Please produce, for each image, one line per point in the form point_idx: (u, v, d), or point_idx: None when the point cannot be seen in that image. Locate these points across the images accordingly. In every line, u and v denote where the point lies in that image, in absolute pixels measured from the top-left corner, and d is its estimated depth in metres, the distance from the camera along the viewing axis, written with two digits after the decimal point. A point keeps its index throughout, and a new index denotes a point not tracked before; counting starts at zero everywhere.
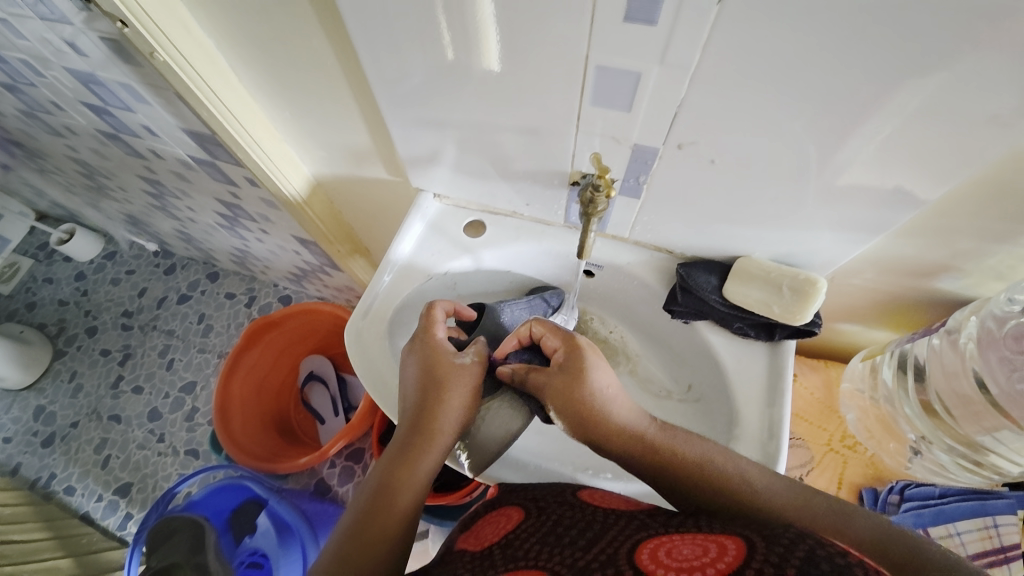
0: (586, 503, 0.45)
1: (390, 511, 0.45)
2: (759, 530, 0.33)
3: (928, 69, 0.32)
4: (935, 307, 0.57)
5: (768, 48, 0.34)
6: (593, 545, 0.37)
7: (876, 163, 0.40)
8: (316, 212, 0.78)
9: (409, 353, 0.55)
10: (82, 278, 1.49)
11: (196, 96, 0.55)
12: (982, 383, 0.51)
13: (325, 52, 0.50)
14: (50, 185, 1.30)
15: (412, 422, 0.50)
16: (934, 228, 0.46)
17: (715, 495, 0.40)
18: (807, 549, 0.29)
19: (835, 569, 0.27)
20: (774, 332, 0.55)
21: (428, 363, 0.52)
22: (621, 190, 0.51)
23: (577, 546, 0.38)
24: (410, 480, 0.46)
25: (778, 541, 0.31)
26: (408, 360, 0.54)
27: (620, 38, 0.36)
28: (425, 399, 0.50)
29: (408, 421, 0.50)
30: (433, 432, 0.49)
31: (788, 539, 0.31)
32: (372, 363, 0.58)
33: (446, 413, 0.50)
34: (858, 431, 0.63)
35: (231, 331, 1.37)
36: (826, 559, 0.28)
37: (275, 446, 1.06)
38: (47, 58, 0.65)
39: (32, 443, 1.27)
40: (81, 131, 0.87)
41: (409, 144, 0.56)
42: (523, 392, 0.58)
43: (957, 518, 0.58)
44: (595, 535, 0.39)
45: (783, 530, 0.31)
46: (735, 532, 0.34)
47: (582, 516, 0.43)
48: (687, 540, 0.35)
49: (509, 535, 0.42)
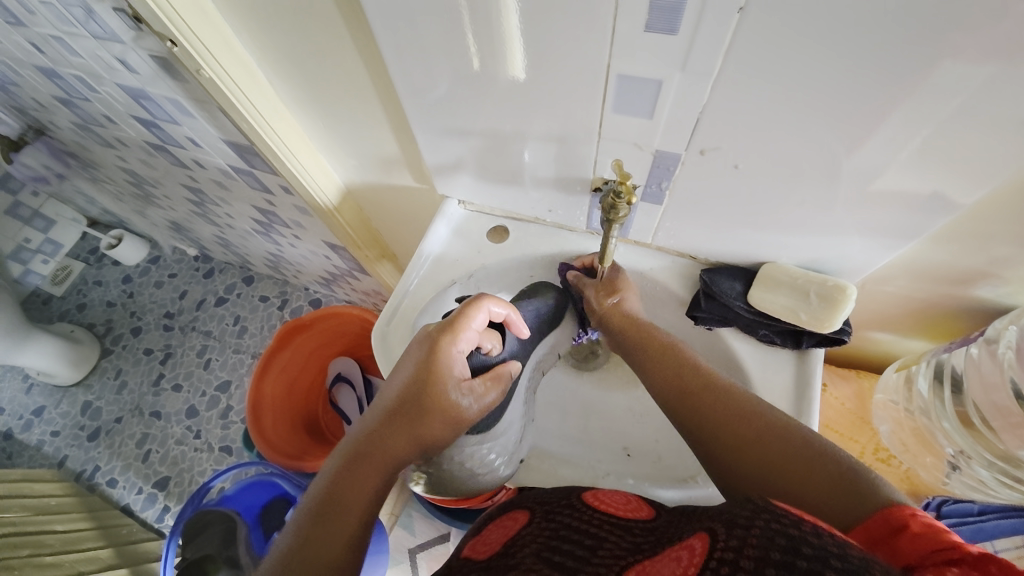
0: (590, 506, 0.46)
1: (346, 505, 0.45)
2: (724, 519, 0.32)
3: (960, 71, 0.32)
4: (974, 316, 0.55)
5: (791, 53, 0.34)
6: (587, 556, 0.38)
7: (905, 169, 0.39)
8: (346, 218, 0.81)
9: (413, 346, 0.53)
10: (129, 281, 1.58)
11: (237, 110, 0.58)
12: (1021, 394, 0.48)
13: (356, 65, 0.52)
14: (102, 194, 1.38)
15: (390, 419, 0.50)
16: (969, 234, 0.45)
17: (730, 447, 0.44)
18: (766, 524, 0.30)
19: (792, 544, 0.28)
20: (801, 339, 0.54)
21: (423, 363, 0.50)
22: (643, 196, 0.52)
23: (577, 558, 0.38)
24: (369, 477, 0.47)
25: (736, 522, 0.31)
26: (410, 355, 0.52)
27: (640, 47, 0.37)
28: (410, 402, 0.50)
29: (386, 416, 0.50)
30: (407, 433, 0.49)
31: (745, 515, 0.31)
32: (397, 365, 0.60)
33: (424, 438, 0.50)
34: (892, 444, 0.61)
35: (264, 333, 1.42)
36: (780, 532, 0.29)
37: (304, 445, 1.09)
38: (102, 75, 0.70)
39: (80, 436, 1.35)
40: (131, 142, 0.93)
41: (435, 152, 0.58)
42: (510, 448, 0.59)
43: (996, 536, 0.57)
44: (594, 545, 0.40)
45: (740, 508, 0.32)
46: (701, 529, 0.34)
47: (583, 521, 0.43)
48: (665, 556, 0.34)
49: (512, 541, 0.43)
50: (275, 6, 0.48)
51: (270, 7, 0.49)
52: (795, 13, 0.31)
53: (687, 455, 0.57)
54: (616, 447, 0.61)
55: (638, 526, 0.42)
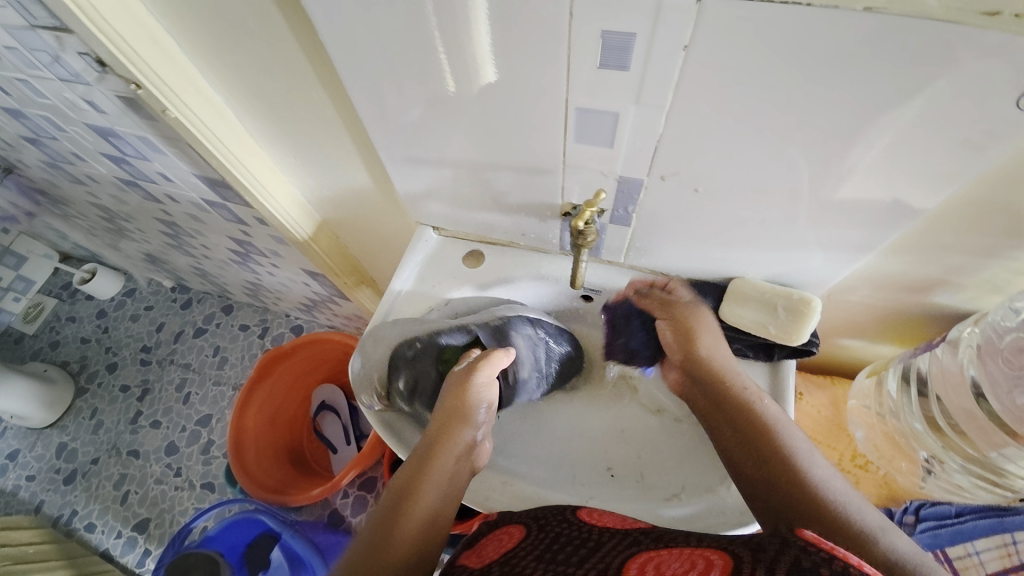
0: (586, 522, 0.46)
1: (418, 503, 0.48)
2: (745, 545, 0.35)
3: (887, 98, 0.33)
4: (936, 321, 0.56)
5: (734, 84, 0.35)
6: (589, 561, 0.38)
7: (864, 185, 0.40)
8: (323, 247, 0.81)
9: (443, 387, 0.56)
10: (103, 315, 1.54)
11: (205, 147, 0.58)
12: (980, 394, 0.51)
13: (323, 101, 0.53)
14: (73, 229, 1.36)
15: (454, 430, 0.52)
16: (922, 245, 0.47)
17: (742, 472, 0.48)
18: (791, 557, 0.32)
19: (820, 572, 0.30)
20: (773, 352, 0.55)
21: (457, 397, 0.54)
22: (612, 220, 0.53)
23: (572, 568, 0.38)
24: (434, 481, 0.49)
25: (763, 554, 0.33)
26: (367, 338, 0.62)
27: (596, 82, 0.38)
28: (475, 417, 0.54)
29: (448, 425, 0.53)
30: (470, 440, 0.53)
31: (775, 547, 0.34)
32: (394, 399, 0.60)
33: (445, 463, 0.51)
34: (867, 449, 0.62)
35: (245, 363, 1.40)
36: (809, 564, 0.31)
37: (289, 477, 1.07)
38: (68, 115, 0.70)
39: (56, 480, 1.30)
40: (101, 179, 0.92)
41: (406, 181, 0.58)
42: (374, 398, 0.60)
43: (977, 536, 0.60)
44: (592, 550, 0.40)
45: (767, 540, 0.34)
46: (720, 547, 0.37)
47: (584, 535, 0.43)
48: (678, 555, 0.38)
49: (508, 553, 0.42)
50: (239, 45, 0.49)
51: (236, 47, 0.49)
52: (737, 45, 0.33)
53: (670, 471, 0.57)
54: (598, 466, 0.60)
55: (636, 531, 0.44)
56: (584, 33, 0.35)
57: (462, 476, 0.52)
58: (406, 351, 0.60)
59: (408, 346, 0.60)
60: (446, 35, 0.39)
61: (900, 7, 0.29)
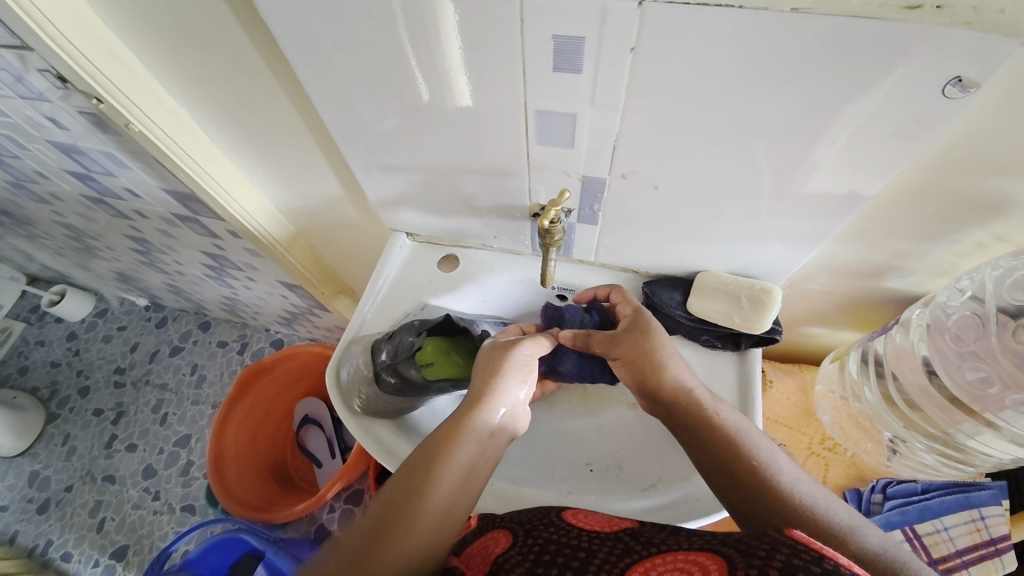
0: (573, 526, 0.45)
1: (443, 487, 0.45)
2: (736, 547, 0.36)
3: (822, 94, 0.35)
4: (891, 305, 0.59)
5: (681, 83, 0.36)
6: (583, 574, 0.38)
7: (813, 176, 0.42)
8: (297, 257, 0.81)
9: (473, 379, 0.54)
10: (74, 338, 1.50)
11: (171, 160, 0.58)
12: (932, 371, 0.53)
13: (289, 112, 0.53)
14: (39, 250, 1.32)
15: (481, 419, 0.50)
16: (873, 232, 0.49)
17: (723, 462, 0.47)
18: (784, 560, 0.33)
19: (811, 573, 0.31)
20: (740, 341, 0.57)
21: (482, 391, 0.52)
22: (579, 219, 0.54)
23: None
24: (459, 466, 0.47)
25: (755, 555, 0.34)
26: (349, 348, 0.61)
27: (551, 85, 0.39)
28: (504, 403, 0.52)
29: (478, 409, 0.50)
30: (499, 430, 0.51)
31: (765, 550, 0.34)
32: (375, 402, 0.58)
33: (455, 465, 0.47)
34: (835, 432, 0.64)
35: (224, 380, 1.38)
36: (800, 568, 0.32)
37: (272, 495, 1.05)
38: (30, 133, 0.69)
39: (28, 510, 1.25)
40: (67, 197, 0.90)
41: (376, 188, 0.59)
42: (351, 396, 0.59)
43: (944, 514, 0.59)
44: (586, 560, 0.39)
45: (758, 541, 0.35)
46: (710, 548, 0.37)
47: (573, 541, 0.42)
48: (670, 559, 0.38)
49: (499, 564, 0.41)
50: (202, 59, 0.49)
51: (198, 60, 0.49)
52: (679, 47, 0.34)
53: (646, 463, 0.58)
54: (578, 463, 0.61)
55: (625, 534, 0.44)
56: (537, 39, 0.36)
57: (471, 485, 0.48)
58: (387, 343, 0.60)
59: (388, 338, 0.61)
60: (405, 44, 0.40)
61: (826, 7, 0.30)
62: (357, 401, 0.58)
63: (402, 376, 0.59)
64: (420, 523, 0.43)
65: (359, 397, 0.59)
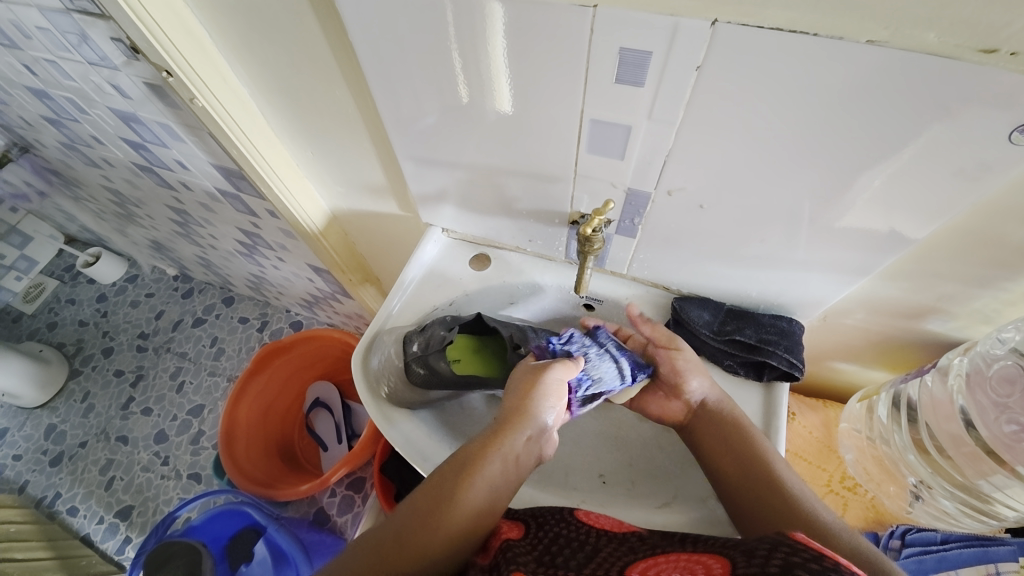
0: (582, 523, 0.47)
1: (463, 506, 0.45)
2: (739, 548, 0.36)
3: (886, 131, 0.35)
4: (927, 348, 0.58)
5: (742, 105, 0.37)
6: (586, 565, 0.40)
7: (873, 212, 0.41)
8: (330, 242, 0.83)
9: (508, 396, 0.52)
10: (104, 300, 1.55)
11: (227, 135, 0.60)
12: (970, 423, 0.52)
13: (346, 100, 0.55)
14: (83, 211, 1.37)
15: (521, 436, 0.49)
16: (916, 272, 0.48)
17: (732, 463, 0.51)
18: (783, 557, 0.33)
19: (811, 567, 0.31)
20: (762, 372, 0.56)
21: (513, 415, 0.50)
22: (618, 230, 0.55)
23: (571, 569, 0.39)
24: (484, 487, 0.46)
25: (755, 553, 0.34)
26: (380, 337, 0.62)
27: (611, 95, 0.40)
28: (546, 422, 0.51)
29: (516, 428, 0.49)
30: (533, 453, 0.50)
31: (765, 549, 0.34)
32: (403, 394, 0.59)
33: (485, 485, 0.46)
34: (857, 472, 0.63)
35: (242, 355, 1.40)
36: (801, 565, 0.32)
37: (277, 472, 1.07)
38: (93, 98, 0.72)
39: (42, 461, 1.29)
40: (117, 162, 0.94)
41: (419, 183, 0.60)
42: (379, 385, 0.59)
43: (960, 566, 0.58)
44: (591, 555, 0.41)
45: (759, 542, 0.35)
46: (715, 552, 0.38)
47: (580, 537, 0.44)
48: (672, 560, 0.38)
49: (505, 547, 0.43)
50: (267, 40, 0.51)
51: (266, 43, 0.51)
52: (746, 69, 0.34)
53: (661, 483, 0.58)
54: (591, 474, 0.61)
55: (632, 539, 0.44)
56: (602, 49, 0.37)
57: (500, 506, 0.47)
58: (420, 336, 0.61)
59: (420, 332, 0.61)
60: (470, 48, 0.41)
61: (902, 41, 0.30)
62: (383, 389, 0.59)
63: (433, 374, 0.59)
64: (433, 536, 0.43)
65: (386, 386, 0.59)
